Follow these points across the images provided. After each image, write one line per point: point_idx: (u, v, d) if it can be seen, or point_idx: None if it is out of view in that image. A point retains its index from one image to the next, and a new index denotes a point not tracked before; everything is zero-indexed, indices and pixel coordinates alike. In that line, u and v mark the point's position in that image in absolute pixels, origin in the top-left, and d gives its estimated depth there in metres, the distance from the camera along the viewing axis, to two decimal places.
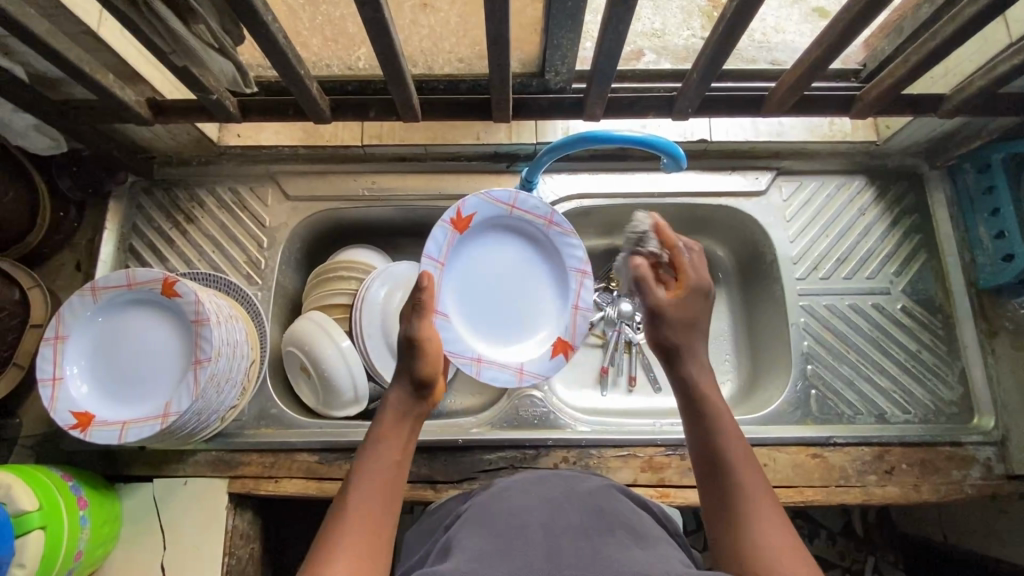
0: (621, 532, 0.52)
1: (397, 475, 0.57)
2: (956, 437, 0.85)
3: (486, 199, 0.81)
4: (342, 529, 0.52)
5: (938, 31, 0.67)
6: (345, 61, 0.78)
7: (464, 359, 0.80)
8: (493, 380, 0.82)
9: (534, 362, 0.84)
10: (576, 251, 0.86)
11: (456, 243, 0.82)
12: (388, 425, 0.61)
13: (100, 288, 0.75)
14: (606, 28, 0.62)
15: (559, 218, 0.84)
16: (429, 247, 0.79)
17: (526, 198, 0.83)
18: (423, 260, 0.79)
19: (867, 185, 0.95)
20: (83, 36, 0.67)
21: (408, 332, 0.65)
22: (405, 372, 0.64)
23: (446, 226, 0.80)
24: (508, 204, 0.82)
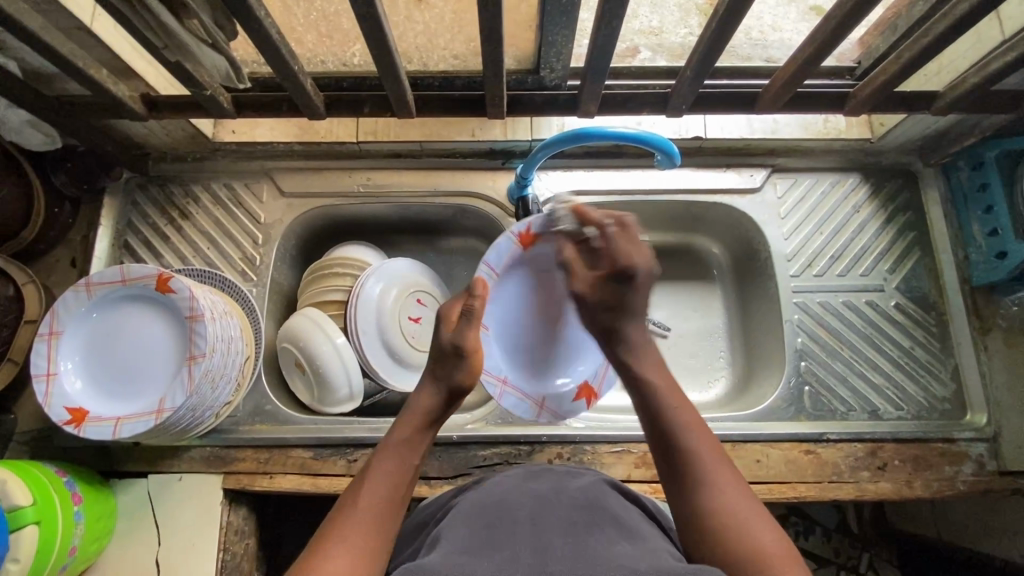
0: (611, 527, 0.52)
1: (401, 472, 0.58)
2: (948, 433, 0.85)
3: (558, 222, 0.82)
4: (344, 523, 0.52)
5: (930, 28, 0.67)
6: (340, 57, 0.78)
7: (492, 378, 0.81)
8: (511, 407, 0.83)
9: (557, 399, 0.85)
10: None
11: (518, 259, 0.83)
12: (404, 426, 0.62)
13: (94, 284, 0.75)
14: (600, 24, 0.62)
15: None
16: (490, 255, 0.80)
17: None
18: (481, 265, 0.80)
19: (862, 183, 0.95)
20: (76, 31, 0.67)
21: (456, 340, 0.67)
22: (446, 380, 0.66)
23: (512, 239, 0.81)
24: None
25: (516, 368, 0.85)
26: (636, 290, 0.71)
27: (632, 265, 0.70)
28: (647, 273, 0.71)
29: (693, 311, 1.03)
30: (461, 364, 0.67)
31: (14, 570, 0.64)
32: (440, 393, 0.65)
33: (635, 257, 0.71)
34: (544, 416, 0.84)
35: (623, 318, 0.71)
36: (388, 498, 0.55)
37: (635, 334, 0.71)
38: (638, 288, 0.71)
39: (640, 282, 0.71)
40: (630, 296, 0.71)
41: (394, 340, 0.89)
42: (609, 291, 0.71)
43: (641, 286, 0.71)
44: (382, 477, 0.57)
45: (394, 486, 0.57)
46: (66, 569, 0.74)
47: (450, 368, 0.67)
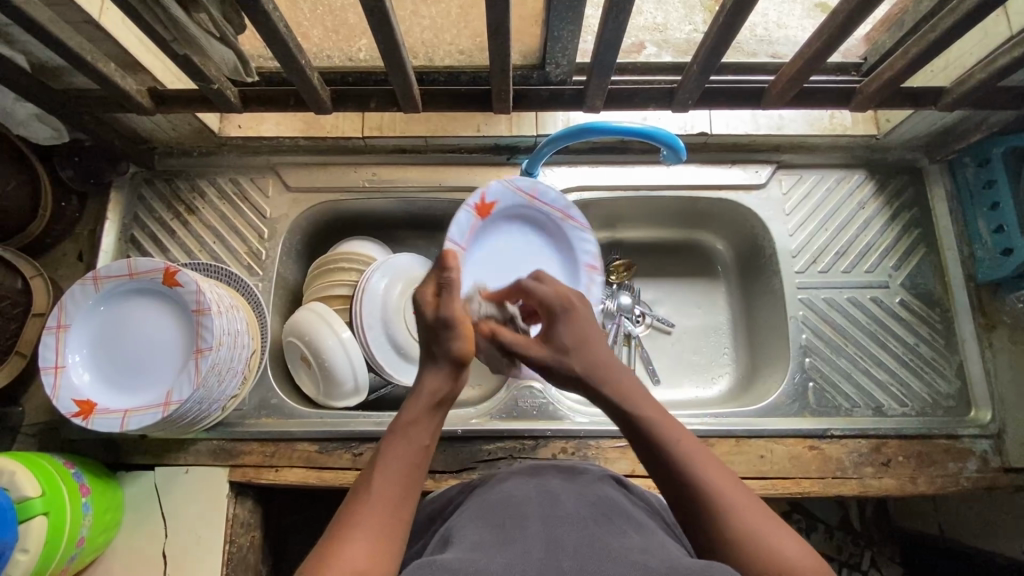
0: (620, 522, 0.52)
1: (413, 455, 0.57)
2: (952, 430, 0.85)
3: (507, 187, 0.85)
4: (359, 514, 0.52)
5: (937, 24, 0.67)
6: (346, 53, 0.79)
7: None
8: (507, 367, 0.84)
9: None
10: (588, 246, 0.91)
11: (478, 229, 0.85)
12: (415, 408, 0.60)
13: (102, 277, 0.76)
14: (607, 19, 0.62)
15: (574, 212, 0.89)
16: (453, 230, 0.81)
17: (545, 190, 0.87)
18: (445, 242, 0.81)
19: (867, 179, 0.95)
20: (84, 25, 0.67)
21: (440, 314, 0.62)
22: (445, 354, 0.62)
23: (470, 211, 0.82)
24: (528, 194, 0.86)
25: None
26: (575, 318, 0.67)
27: (563, 302, 0.68)
28: (583, 303, 0.69)
29: (696, 308, 1.03)
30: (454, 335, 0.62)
31: (24, 560, 0.65)
32: (444, 368, 0.62)
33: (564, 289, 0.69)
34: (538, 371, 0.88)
35: (581, 352, 0.64)
36: (402, 484, 0.54)
37: (602, 363, 0.64)
38: (577, 321, 0.67)
39: (579, 309, 0.68)
40: (577, 329, 0.66)
41: (400, 335, 0.89)
42: (550, 333, 0.66)
43: (581, 315, 0.68)
44: (396, 461, 0.56)
45: (408, 471, 0.56)
46: (75, 560, 0.74)
47: (444, 342, 0.62)
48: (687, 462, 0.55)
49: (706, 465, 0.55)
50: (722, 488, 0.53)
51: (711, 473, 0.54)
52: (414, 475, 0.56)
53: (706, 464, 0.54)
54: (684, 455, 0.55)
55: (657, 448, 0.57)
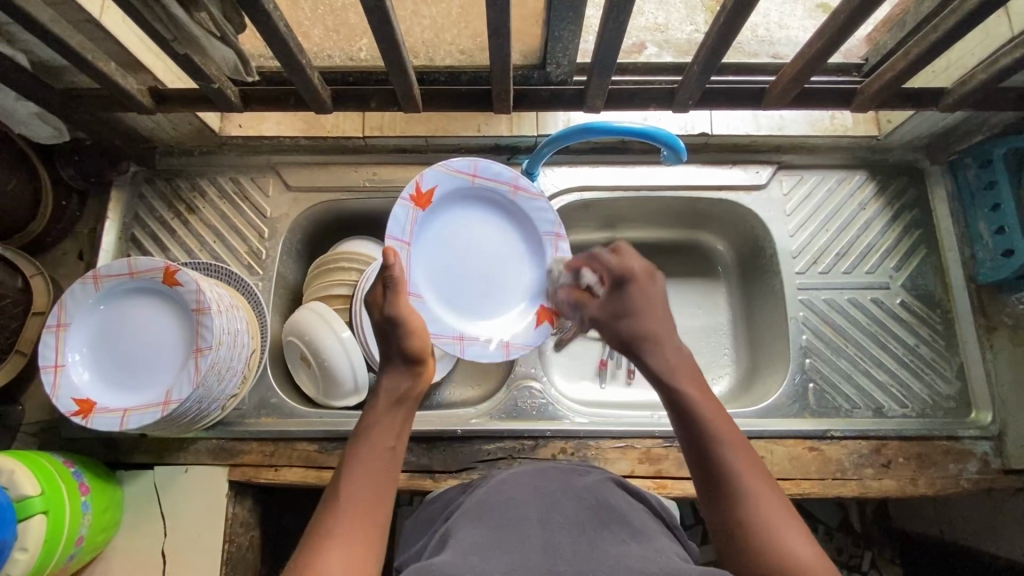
0: (618, 526, 0.52)
1: (381, 456, 0.57)
2: (953, 431, 0.85)
3: (443, 171, 0.77)
4: (336, 519, 0.52)
5: (939, 25, 0.67)
6: (347, 52, 0.79)
7: (447, 339, 0.78)
8: (478, 357, 0.79)
9: (522, 334, 0.82)
10: (546, 215, 0.82)
11: (422, 220, 0.78)
12: (378, 410, 0.61)
13: (101, 276, 0.76)
14: (608, 19, 0.61)
15: (524, 182, 0.81)
16: (390, 227, 0.74)
17: (487, 166, 0.80)
18: (387, 240, 0.74)
19: (868, 180, 0.95)
20: (85, 24, 0.67)
21: (384, 312, 0.64)
22: (396, 349, 0.64)
23: (407, 204, 0.75)
24: (469, 173, 0.79)
25: (466, 316, 0.81)
26: (637, 293, 0.68)
27: (624, 274, 0.69)
28: (648, 274, 0.69)
29: (697, 309, 1.03)
30: (403, 332, 0.64)
31: (23, 559, 0.65)
32: (398, 366, 0.64)
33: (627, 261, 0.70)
34: (514, 351, 0.81)
35: (633, 320, 0.67)
36: (373, 486, 0.55)
37: (654, 337, 0.65)
38: (637, 292, 0.68)
39: (642, 282, 0.69)
40: (633, 299, 0.68)
41: None
42: (614, 301, 0.69)
43: (644, 290, 0.68)
44: (366, 463, 0.56)
45: (380, 472, 0.56)
46: (74, 559, 0.74)
47: (395, 339, 0.64)
48: (721, 446, 0.56)
49: (739, 453, 0.55)
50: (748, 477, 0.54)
51: (743, 462, 0.55)
52: (385, 476, 0.56)
53: (739, 452, 0.55)
54: (718, 440, 0.56)
55: (694, 424, 0.58)
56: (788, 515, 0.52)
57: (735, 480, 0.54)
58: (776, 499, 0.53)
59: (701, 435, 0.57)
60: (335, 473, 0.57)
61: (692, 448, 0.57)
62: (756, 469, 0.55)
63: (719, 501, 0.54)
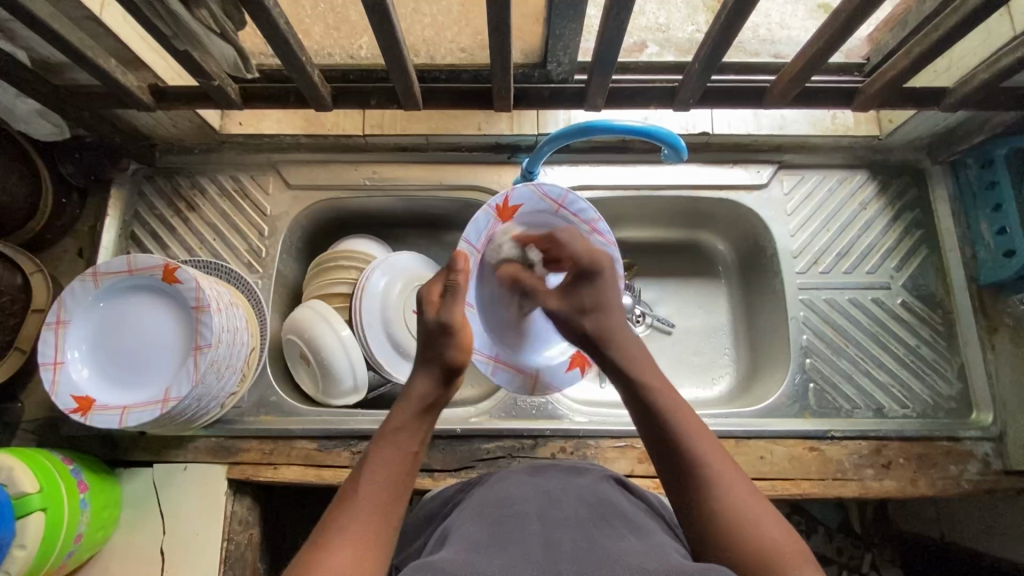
0: (618, 524, 0.52)
1: (401, 459, 0.57)
2: (953, 432, 0.85)
3: (534, 192, 0.76)
4: (348, 518, 0.52)
5: (941, 23, 0.66)
6: (347, 50, 0.78)
7: (482, 356, 0.78)
8: (504, 383, 0.80)
9: (555, 373, 0.82)
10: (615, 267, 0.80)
11: (499, 233, 0.78)
12: (404, 413, 0.61)
13: (101, 274, 0.76)
14: (609, 16, 0.61)
15: (603, 227, 0.79)
16: (469, 229, 0.75)
17: (575, 199, 0.77)
18: (461, 241, 0.75)
19: (869, 180, 0.95)
20: (85, 21, 0.67)
21: (441, 317, 0.66)
22: (439, 359, 0.65)
23: (490, 212, 0.75)
24: (556, 202, 0.77)
25: (508, 343, 0.81)
26: (603, 285, 0.72)
27: (591, 262, 0.72)
28: (611, 265, 0.74)
29: (697, 308, 1.03)
30: (450, 341, 0.65)
31: (22, 555, 0.65)
32: (435, 375, 0.64)
33: (595, 254, 0.73)
34: (539, 389, 0.81)
35: (599, 315, 0.71)
36: (388, 488, 0.55)
37: (616, 330, 0.70)
38: (601, 285, 0.72)
39: (607, 272, 0.73)
40: (600, 292, 0.72)
41: (401, 335, 0.88)
42: (579, 293, 0.72)
43: (608, 284, 0.73)
44: (386, 464, 0.56)
45: (396, 475, 0.56)
46: (72, 557, 0.74)
47: (440, 347, 0.65)
48: (681, 428, 0.59)
49: (698, 434, 0.59)
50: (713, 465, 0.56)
51: (707, 451, 0.57)
52: (402, 479, 0.56)
53: (699, 433, 0.59)
54: (679, 422, 0.59)
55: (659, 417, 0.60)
56: (748, 489, 0.55)
57: (697, 456, 0.57)
58: (738, 472, 0.55)
59: (662, 420, 0.60)
60: (353, 473, 0.57)
61: (653, 433, 0.60)
62: (715, 448, 0.58)
63: (682, 478, 0.56)
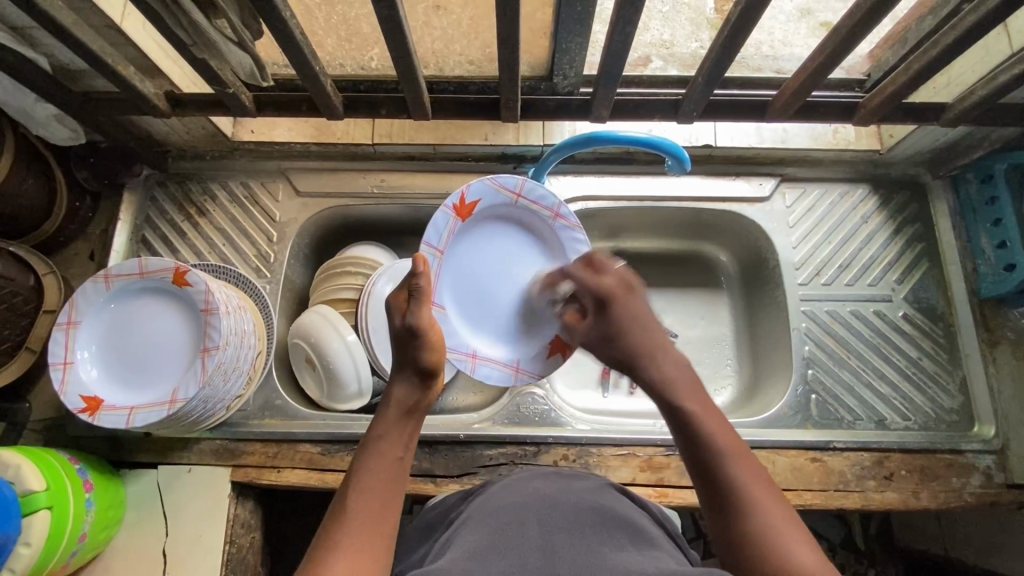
0: (619, 530, 0.53)
1: (389, 467, 0.57)
2: (956, 444, 0.85)
3: (491, 185, 0.78)
4: (341, 529, 0.51)
5: (938, 41, 0.68)
6: (359, 61, 0.80)
7: (459, 355, 0.78)
8: (487, 378, 0.80)
9: (533, 361, 0.82)
10: (581, 247, 0.82)
11: (457, 231, 0.79)
12: (386, 420, 0.60)
13: (112, 276, 0.77)
14: (614, 30, 0.63)
15: (565, 210, 0.81)
16: (428, 233, 0.75)
17: (533, 187, 0.79)
18: (421, 246, 0.76)
19: (871, 193, 0.96)
20: (107, 29, 0.69)
21: (410, 322, 0.64)
22: (411, 362, 0.64)
23: (448, 212, 0.76)
24: (514, 191, 0.79)
25: (481, 334, 0.81)
26: (623, 311, 0.69)
27: (606, 293, 0.71)
28: (627, 287, 0.71)
29: (700, 319, 1.04)
30: (422, 342, 0.64)
31: (26, 554, 0.65)
32: (409, 379, 0.64)
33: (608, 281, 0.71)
34: (523, 378, 0.81)
35: (623, 341, 0.67)
36: (379, 497, 0.54)
37: (662, 359, 0.65)
38: (623, 309, 0.69)
39: (620, 299, 0.70)
40: (620, 317, 0.69)
41: None
42: (602, 323, 0.70)
43: (628, 304, 0.69)
44: (373, 472, 0.56)
45: (385, 482, 0.56)
46: (75, 557, 0.74)
47: (413, 350, 0.64)
48: (722, 455, 0.55)
49: (741, 461, 0.55)
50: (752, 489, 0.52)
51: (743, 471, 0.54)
52: (390, 489, 0.55)
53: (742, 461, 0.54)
54: (723, 451, 0.55)
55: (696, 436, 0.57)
56: (793, 525, 0.50)
57: (740, 489, 0.52)
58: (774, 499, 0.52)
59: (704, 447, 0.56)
60: (342, 482, 0.56)
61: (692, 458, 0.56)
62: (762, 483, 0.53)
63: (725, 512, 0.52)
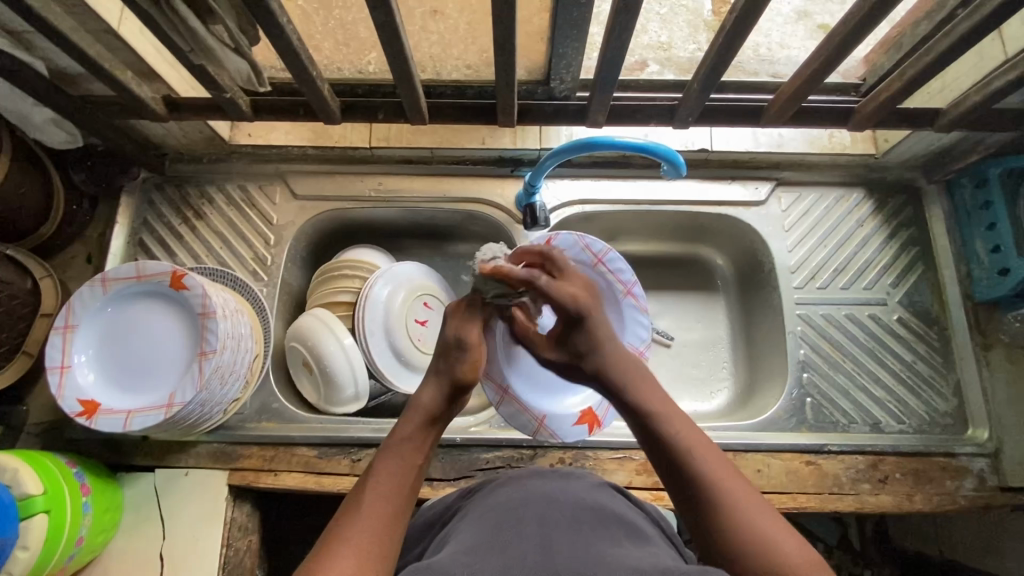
0: (614, 526, 0.53)
1: (406, 469, 0.57)
2: (949, 448, 0.85)
3: (576, 240, 0.80)
4: (347, 528, 0.51)
5: (932, 47, 0.69)
6: (356, 65, 0.80)
7: (491, 386, 0.80)
8: (510, 418, 0.80)
9: (560, 419, 0.82)
10: (641, 331, 0.82)
11: None
12: (409, 424, 0.61)
13: (111, 279, 0.77)
14: (610, 37, 0.63)
15: (637, 291, 0.82)
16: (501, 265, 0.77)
17: (614, 257, 0.81)
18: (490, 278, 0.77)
19: (866, 197, 0.97)
20: (105, 34, 0.69)
21: (460, 331, 0.65)
22: (449, 371, 0.64)
23: None
24: (595, 255, 0.81)
25: (520, 380, 0.82)
26: (598, 330, 0.67)
27: (578, 312, 0.66)
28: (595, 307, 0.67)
29: (697, 322, 1.04)
30: (464, 356, 0.64)
31: (24, 557, 0.65)
32: (443, 386, 0.64)
33: (579, 299, 0.66)
34: (544, 434, 0.81)
35: (593, 358, 0.67)
36: (392, 497, 0.55)
37: (613, 363, 0.66)
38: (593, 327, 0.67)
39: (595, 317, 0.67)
40: (591, 335, 0.67)
41: (400, 342, 0.90)
42: (571, 340, 0.67)
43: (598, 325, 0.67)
44: (389, 472, 0.56)
45: (400, 484, 0.56)
46: (73, 559, 0.75)
47: (453, 359, 0.64)
48: (695, 455, 0.58)
49: (711, 459, 0.58)
50: (726, 484, 0.55)
51: (715, 468, 0.57)
52: (404, 490, 0.56)
53: (708, 454, 0.58)
54: (694, 451, 0.58)
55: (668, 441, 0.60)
56: (769, 515, 0.53)
57: (716, 487, 0.55)
58: (748, 491, 0.55)
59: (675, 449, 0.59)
60: (357, 482, 0.57)
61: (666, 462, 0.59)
62: (730, 471, 0.57)
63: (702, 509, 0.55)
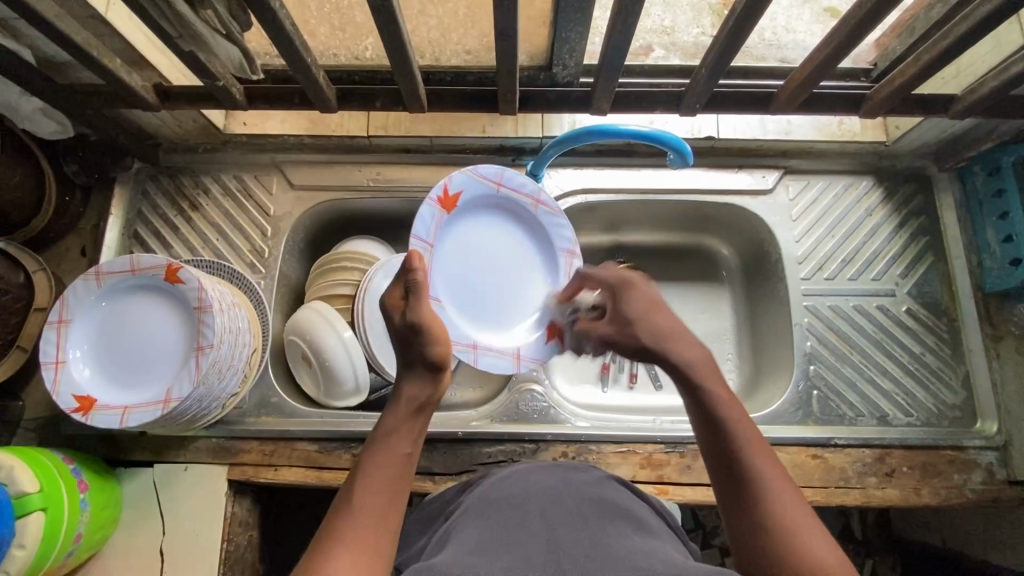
0: (621, 522, 0.52)
1: (396, 466, 0.55)
2: (958, 441, 0.84)
3: (471, 175, 0.75)
4: (344, 526, 0.50)
5: (949, 31, 0.66)
6: (353, 51, 0.78)
7: (461, 345, 0.74)
8: (490, 368, 0.76)
9: (533, 347, 0.79)
10: (565, 233, 0.81)
11: (445, 223, 0.75)
12: (394, 417, 0.58)
13: (103, 273, 0.75)
14: (615, 22, 0.61)
15: (546, 197, 0.80)
16: (416, 227, 0.71)
17: (511, 175, 0.78)
18: (411, 240, 0.71)
19: (875, 186, 0.95)
20: (91, 20, 0.67)
21: (411, 319, 0.60)
22: (419, 355, 0.60)
23: (433, 205, 0.72)
24: (494, 182, 0.77)
25: (481, 326, 0.78)
26: (642, 299, 0.66)
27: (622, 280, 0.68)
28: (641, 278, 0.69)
29: (701, 313, 1.03)
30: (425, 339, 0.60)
31: (21, 555, 0.65)
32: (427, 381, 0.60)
33: (625, 274, 0.69)
34: (526, 365, 0.77)
35: (645, 321, 0.64)
36: (384, 493, 0.53)
37: (668, 328, 0.63)
38: (639, 293, 0.67)
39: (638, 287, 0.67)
40: (635, 302, 0.66)
41: None
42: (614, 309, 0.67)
43: (642, 293, 0.67)
44: (380, 468, 0.54)
45: (393, 481, 0.54)
46: (72, 556, 0.74)
47: (418, 346, 0.60)
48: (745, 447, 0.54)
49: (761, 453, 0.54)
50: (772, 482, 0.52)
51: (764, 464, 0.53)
52: (396, 486, 0.54)
53: (760, 448, 0.54)
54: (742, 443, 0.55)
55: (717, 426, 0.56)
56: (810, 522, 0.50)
57: (760, 485, 0.52)
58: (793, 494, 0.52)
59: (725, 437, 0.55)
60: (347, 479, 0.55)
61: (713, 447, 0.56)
62: (778, 469, 0.54)
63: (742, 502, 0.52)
